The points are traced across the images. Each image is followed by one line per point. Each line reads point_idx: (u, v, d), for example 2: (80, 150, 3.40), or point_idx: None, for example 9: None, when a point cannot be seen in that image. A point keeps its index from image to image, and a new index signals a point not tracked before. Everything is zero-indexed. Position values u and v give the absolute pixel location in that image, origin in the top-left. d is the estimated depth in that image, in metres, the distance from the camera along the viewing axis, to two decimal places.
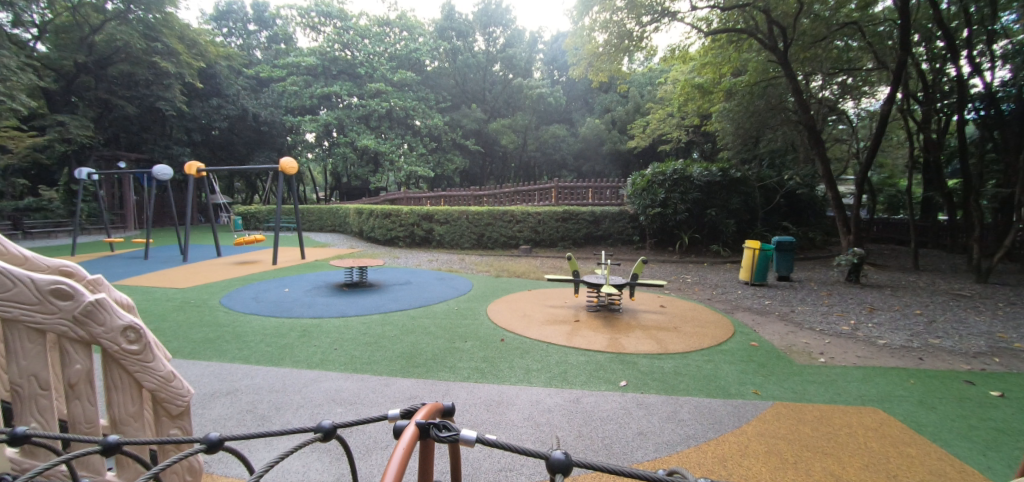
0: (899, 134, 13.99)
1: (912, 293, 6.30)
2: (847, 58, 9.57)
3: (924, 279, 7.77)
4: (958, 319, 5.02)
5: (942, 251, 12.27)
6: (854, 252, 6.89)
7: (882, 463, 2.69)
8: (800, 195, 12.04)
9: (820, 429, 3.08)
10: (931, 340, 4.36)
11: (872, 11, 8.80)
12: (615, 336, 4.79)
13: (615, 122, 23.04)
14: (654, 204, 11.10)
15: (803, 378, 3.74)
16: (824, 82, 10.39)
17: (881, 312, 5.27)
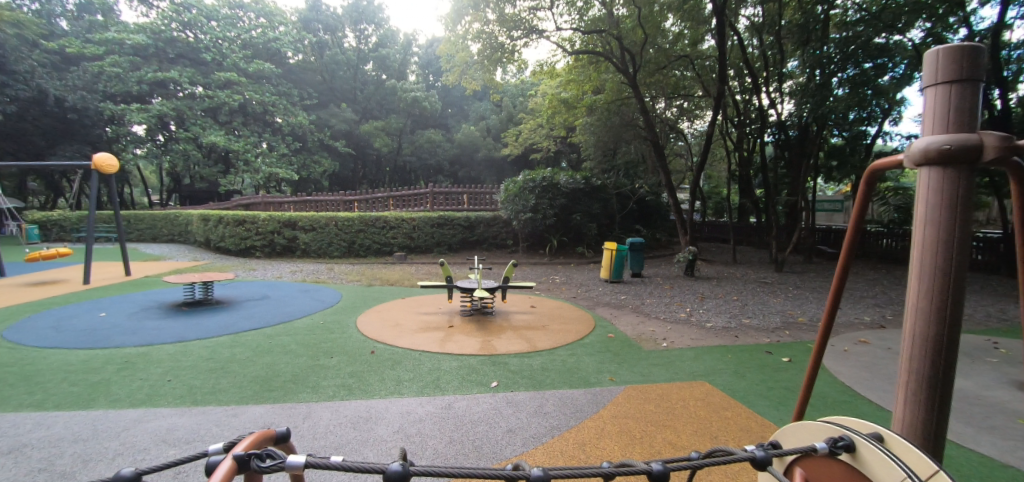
0: (721, 151, 16.89)
1: (729, 282, 7.59)
2: (683, 86, 11.27)
3: (740, 271, 9.43)
4: (761, 301, 6.18)
5: (754, 247, 15.01)
6: (688, 250, 8.06)
7: (707, 427, 3.13)
8: (649, 201, 13.71)
9: (661, 405, 3.48)
10: (741, 320, 5.29)
11: (701, 48, 10.38)
12: (488, 338, 4.86)
13: (489, 130, 23.85)
14: (526, 210, 11.58)
15: (650, 362, 4.21)
16: (667, 104, 12.08)
17: (708, 299, 6.23)
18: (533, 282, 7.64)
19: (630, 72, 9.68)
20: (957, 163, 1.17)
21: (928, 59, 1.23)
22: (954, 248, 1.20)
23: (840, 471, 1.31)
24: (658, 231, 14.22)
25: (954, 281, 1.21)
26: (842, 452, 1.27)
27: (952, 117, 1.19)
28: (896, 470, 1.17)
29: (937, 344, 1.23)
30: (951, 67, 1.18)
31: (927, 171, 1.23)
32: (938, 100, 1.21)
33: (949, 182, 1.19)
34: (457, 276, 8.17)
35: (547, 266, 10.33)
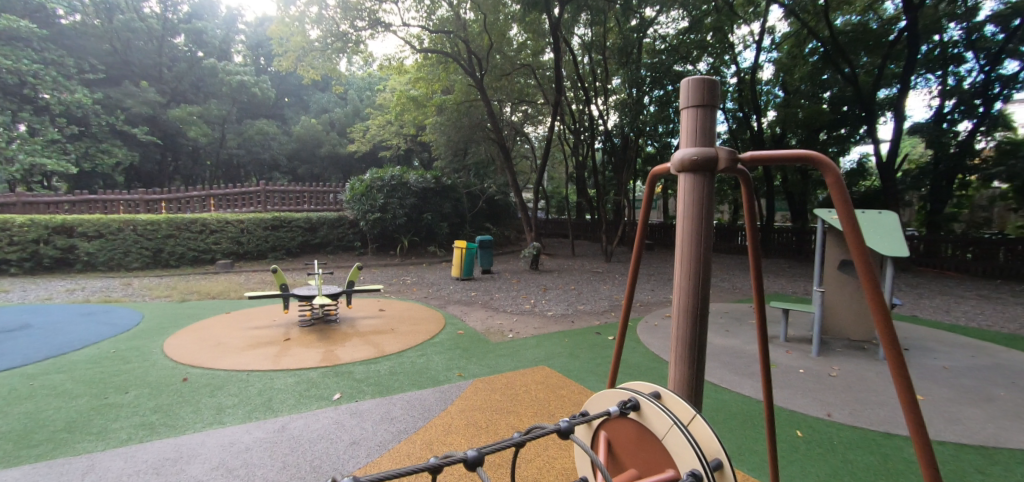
0: (559, 154, 18.85)
1: (568, 274, 8.47)
2: (526, 93, 12.17)
3: (578, 263, 10.59)
4: (593, 288, 7.03)
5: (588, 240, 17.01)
6: (532, 246, 8.74)
7: (545, 408, 3.42)
8: (498, 200, 14.09)
9: (505, 393, 3.70)
10: (577, 306, 5.94)
11: (541, 59, 11.32)
12: (331, 348, 4.54)
13: (332, 124, 23.00)
14: (373, 210, 11.50)
15: (496, 354, 4.44)
16: (513, 108, 12.86)
17: (550, 290, 6.85)
18: (382, 285, 7.40)
19: (478, 75, 9.98)
20: (701, 170, 1.41)
21: (682, 85, 1.46)
22: (701, 240, 1.44)
23: (631, 426, 1.56)
24: (507, 228, 15.00)
25: (702, 266, 1.45)
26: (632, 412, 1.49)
27: (698, 132, 1.43)
28: (665, 420, 1.41)
29: (690, 322, 1.47)
30: (695, 93, 1.41)
31: (683, 177, 1.45)
32: (690, 119, 1.43)
33: (698, 187, 1.42)
34: (295, 284, 7.45)
35: (399, 267, 10.11)
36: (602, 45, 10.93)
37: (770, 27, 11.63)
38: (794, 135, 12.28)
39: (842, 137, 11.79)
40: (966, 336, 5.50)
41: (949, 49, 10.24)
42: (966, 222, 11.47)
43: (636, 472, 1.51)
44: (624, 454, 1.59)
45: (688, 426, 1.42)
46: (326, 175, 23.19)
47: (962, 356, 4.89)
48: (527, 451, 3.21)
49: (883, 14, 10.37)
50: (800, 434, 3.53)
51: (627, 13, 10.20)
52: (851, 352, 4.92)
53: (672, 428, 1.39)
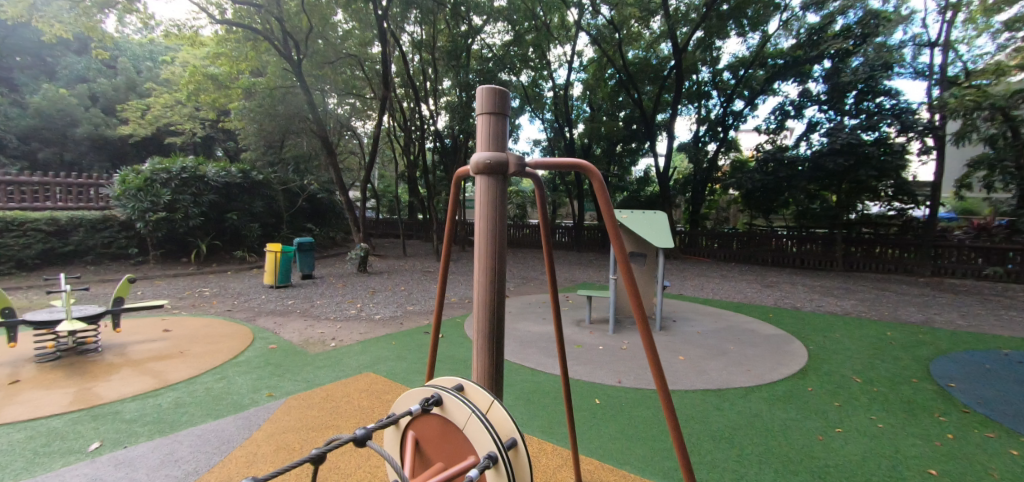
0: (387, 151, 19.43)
1: (398, 274, 8.45)
2: (351, 84, 11.97)
3: (409, 263, 10.55)
4: (423, 288, 7.14)
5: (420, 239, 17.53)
6: (360, 248, 8.45)
7: (368, 415, 3.30)
8: (320, 198, 14.00)
9: (324, 406, 3.44)
10: (406, 307, 5.94)
11: (369, 51, 11.21)
12: (88, 386, 3.61)
13: (94, 98, 18.37)
14: (156, 208, 9.71)
15: (314, 366, 4.13)
16: (339, 100, 12.60)
17: (378, 293, 6.71)
18: (167, 300, 6.17)
19: (295, 60, 9.35)
20: (494, 173, 1.50)
21: (478, 94, 1.52)
22: (495, 235, 1.54)
23: (436, 421, 1.54)
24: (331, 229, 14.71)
25: (496, 259, 1.56)
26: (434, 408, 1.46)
27: (491, 140, 1.51)
28: (464, 410, 1.42)
29: (487, 310, 1.57)
30: (487, 102, 1.49)
31: (479, 178, 1.52)
32: (484, 126, 1.51)
33: (493, 188, 1.51)
34: (24, 309, 5.67)
35: (195, 277, 8.60)
36: (432, 44, 11.06)
37: (579, 51, 13.36)
38: (599, 145, 14.19)
39: (633, 150, 14.29)
40: (707, 305, 7.30)
41: (701, 87, 13.23)
42: (714, 219, 14.93)
43: (441, 468, 1.47)
44: (431, 453, 1.55)
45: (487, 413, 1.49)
46: (86, 162, 18.16)
47: (707, 321, 6.44)
48: (351, 460, 2.97)
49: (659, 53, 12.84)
50: (598, 402, 4.17)
51: (455, 18, 10.53)
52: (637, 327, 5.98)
53: (471, 417, 1.41)
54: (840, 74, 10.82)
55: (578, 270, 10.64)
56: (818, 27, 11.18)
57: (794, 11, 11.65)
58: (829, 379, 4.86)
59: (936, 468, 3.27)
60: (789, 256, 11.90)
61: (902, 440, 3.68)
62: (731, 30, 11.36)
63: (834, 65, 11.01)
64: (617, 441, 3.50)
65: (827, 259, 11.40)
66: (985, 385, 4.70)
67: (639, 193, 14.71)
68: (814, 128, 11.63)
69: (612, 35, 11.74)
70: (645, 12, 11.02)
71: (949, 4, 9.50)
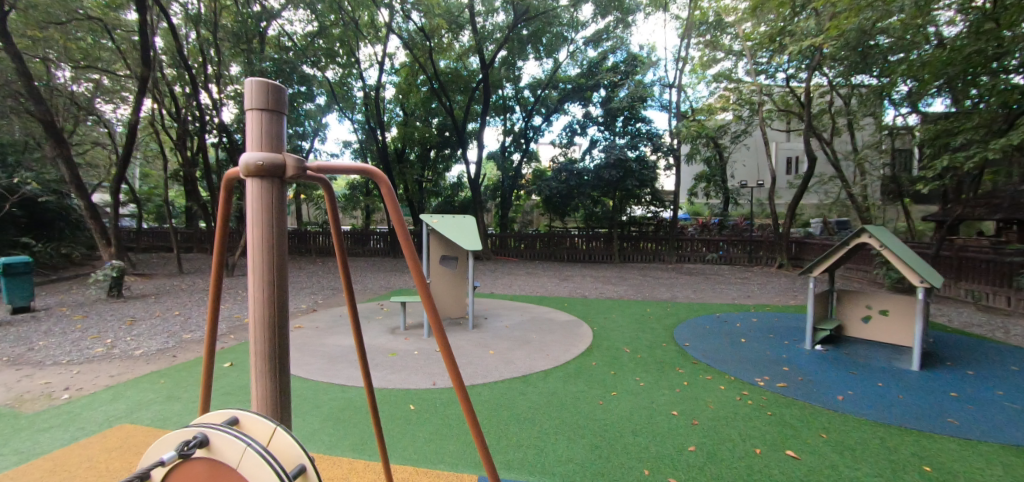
0: (155, 145, 16.12)
1: (170, 297, 7.11)
2: (88, 55, 9.65)
3: (185, 281, 8.85)
4: (204, 312, 6.16)
5: (204, 251, 15.05)
6: (112, 267, 6.82)
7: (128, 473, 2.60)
8: (44, 203, 10.86)
9: (51, 479, 2.52)
10: (180, 336, 5.03)
11: (121, 17, 9.26)
12: None
13: None
14: None
15: (33, 430, 3.12)
16: (71, 76, 10.18)
17: (139, 322, 5.52)
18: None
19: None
20: (269, 178, 1.18)
21: (242, 80, 1.18)
22: (275, 250, 1.21)
23: (199, 467, 1.11)
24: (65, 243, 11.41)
25: (280, 280, 1.23)
26: (193, 452, 1.07)
27: (263, 139, 1.19)
28: (237, 445, 1.08)
29: (269, 346, 1.23)
30: (257, 93, 1.18)
31: (249, 184, 1.17)
32: (253, 118, 1.17)
33: (269, 197, 1.18)
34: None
35: None
36: (211, 23, 9.42)
37: (390, 53, 13.12)
38: (412, 150, 14.71)
39: (446, 156, 15.13)
40: (514, 300, 8.14)
41: (505, 101, 14.39)
42: (521, 222, 16.58)
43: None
44: None
45: (267, 445, 1.17)
46: None
47: (515, 315, 7.22)
48: None
49: (468, 65, 13.49)
50: (413, 407, 4.24)
51: None
52: (452, 327, 6.29)
53: (246, 452, 1.07)
54: (611, 101, 13.29)
55: (395, 276, 10.56)
56: (595, 61, 13.55)
57: (577, 44, 13.59)
58: (606, 352, 6.00)
59: (677, 409, 4.36)
60: (581, 253, 13.93)
61: (656, 392, 4.79)
62: (529, 53, 12.70)
63: (607, 94, 13.35)
64: (431, 443, 3.63)
65: (607, 253, 13.78)
66: (703, 341, 6.44)
67: (453, 198, 15.40)
68: (595, 145, 13.95)
69: (424, 42, 11.82)
70: (453, 25, 11.43)
71: (678, 57, 12.47)
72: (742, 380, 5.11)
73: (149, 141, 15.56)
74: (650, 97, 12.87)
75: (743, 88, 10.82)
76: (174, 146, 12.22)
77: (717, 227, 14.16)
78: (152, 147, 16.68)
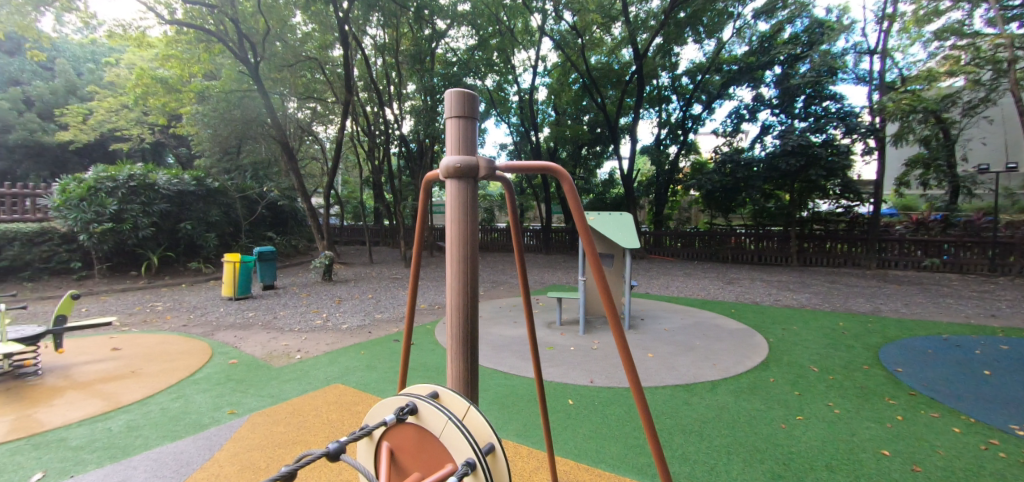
0: (354, 158, 19.54)
1: (365, 282, 8.42)
2: (313, 88, 12.13)
3: (376, 270, 10.47)
4: (392, 295, 7.11)
5: (388, 245, 17.74)
6: (326, 256, 8.37)
7: (337, 429, 3.28)
8: (282, 206, 13.79)
9: (291, 422, 3.37)
10: (373, 315, 5.87)
11: (330, 55, 11.41)
12: (27, 413, 3.34)
13: (27, 101, 17.44)
14: (101, 218, 9.13)
15: (280, 381, 3.98)
16: (298, 104, 12.69)
17: (345, 301, 6.63)
18: (115, 316, 5.79)
19: (253, 62, 9.42)
20: (466, 178, 1.39)
21: (446, 92, 1.39)
22: (470, 243, 1.42)
23: (411, 430, 1.39)
24: (295, 237, 14.44)
25: (472, 267, 1.42)
26: (406, 418, 1.34)
27: (462, 145, 1.40)
28: (440, 417, 1.31)
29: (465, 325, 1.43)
30: (457, 103, 1.38)
31: (449, 182, 1.40)
32: (453, 127, 1.39)
33: (465, 192, 1.39)
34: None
35: (146, 291, 8.14)
36: (396, 49, 10.98)
37: (543, 56, 13.61)
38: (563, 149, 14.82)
39: (598, 153, 14.94)
40: (674, 303, 7.58)
41: (661, 91, 13.83)
42: (677, 220, 15.77)
43: (418, 478, 1.34)
44: (407, 463, 1.40)
45: (463, 420, 1.40)
46: (18, 172, 17.18)
47: (675, 318, 6.70)
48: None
49: (621, 58, 13.28)
50: (571, 402, 4.17)
51: (418, 21, 10.59)
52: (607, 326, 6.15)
53: (448, 425, 1.28)
54: (789, 79, 11.70)
55: (548, 272, 10.85)
56: (768, 36, 12.04)
57: (745, 19, 12.40)
58: (788, 369, 5.10)
59: (888, 448, 3.45)
60: (748, 254, 12.67)
61: (858, 424, 3.86)
62: (688, 37, 12.02)
63: (784, 71, 11.83)
64: (591, 440, 3.51)
65: (783, 255, 12.22)
66: (927, 368, 5.04)
67: (604, 195, 15.48)
68: (767, 131, 12.46)
69: (576, 40, 11.97)
70: (606, 19, 11.34)
71: (882, 16, 10.34)
72: (991, 424, 3.81)
73: (347, 155, 18.87)
74: (842, 68, 10.95)
75: (983, 44, 8.47)
76: (367, 157, 14.64)
77: (938, 225, 11.27)
78: (349, 160, 20.23)
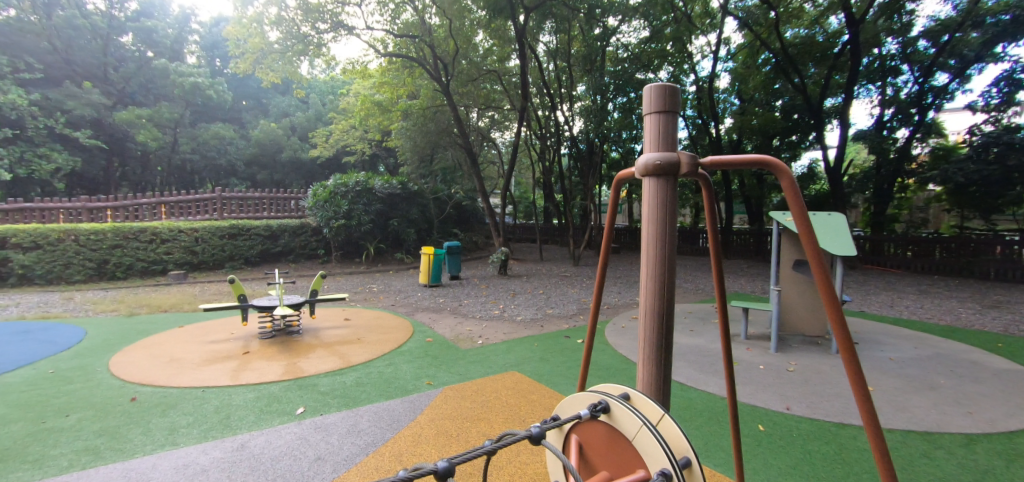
0: (527, 161, 20.81)
1: (535, 278, 8.85)
2: (492, 99, 13.42)
3: (545, 267, 10.98)
4: (561, 293, 7.30)
5: (556, 244, 18.38)
6: (501, 252, 9.08)
7: (515, 414, 3.42)
8: (465, 205, 15.04)
9: (476, 400, 3.67)
10: (545, 310, 6.08)
11: (507, 67, 12.29)
12: (294, 361, 4.40)
13: (294, 129, 23.28)
14: (337, 216, 11.74)
15: (466, 361, 4.40)
16: (479, 114, 14.07)
17: (519, 295, 7.05)
18: (348, 293, 7.27)
19: (444, 79, 10.83)
20: (665, 174, 1.46)
21: (647, 92, 1.51)
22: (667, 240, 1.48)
23: (603, 430, 1.44)
24: (474, 234, 15.68)
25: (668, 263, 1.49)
26: (600, 416, 1.39)
27: (661, 141, 1.49)
28: (635, 421, 1.32)
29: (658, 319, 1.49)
30: (657, 101, 1.48)
31: (647, 179, 1.51)
32: (654, 124, 1.50)
33: (663, 188, 1.47)
34: (254, 294, 7.16)
35: (365, 275, 10.01)
36: (567, 52, 11.30)
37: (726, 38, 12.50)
38: (750, 140, 13.17)
39: (793, 142, 13.14)
40: (904, 328, 6.01)
41: (885, 62, 11.47)
42: (906, 222, 13.01)
43: (608, 477, 1.40)
44: (597, 459, 1.47)
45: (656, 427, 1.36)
46: (287, 181, 23.15)
47: (906, 347, 5.31)
48: (504, 467, 2.95)
49: (828, 27, 11.41)
50: (763, 429, 3.60)
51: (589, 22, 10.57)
52: (807, 347, 5.28)
53: (642, 429, 1.30)
54: None
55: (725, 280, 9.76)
56: None
57: None
58: None
59: None
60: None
61: None
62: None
63: None
64: (795, 476, 2.94)
65: None
66: None
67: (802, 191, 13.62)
68: None
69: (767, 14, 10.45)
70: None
71: None
72: None
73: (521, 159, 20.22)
74: None
75: None
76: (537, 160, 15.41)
77: None
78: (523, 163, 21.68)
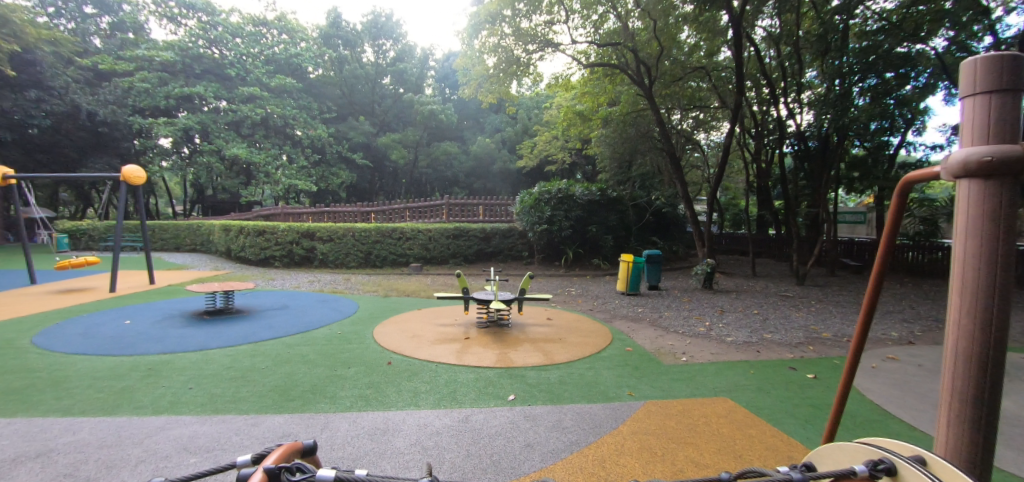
0: (738, 164, 18.62)
1: (749, 296, 7.86)
2: (699, 98, 12.57)
3: (758, 284, 9.69)
4: (783, 316, 6.25)
5: (770, 258, 16.06)
6: (707, 263, 8.35)
7: (729, 445, 3.04)
8: (665, 212, 14.50)
9: (683, 421, 3.40)
10: (762, 334, 5.30)
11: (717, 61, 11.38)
12: (504, 351, 4.88)
13: (505, 142, 25.42)
14: (541, 221, 12.59)
15: (670, 377, 4.16)
16: (683, 115, 13.25)
17: (728, 313, 6.33)
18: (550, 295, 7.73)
19: (645, 83, 10.62)
20: (998, 177, 1.09)
21: (970, 65, 1.12)
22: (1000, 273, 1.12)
23: None
24: (675, 242, 14.99)
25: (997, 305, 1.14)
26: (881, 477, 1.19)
27: (994, 132, 1.10)
28: None
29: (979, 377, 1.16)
30: (990, 78, 1.09)
31: (967, 186, 1.15)
32: (980, 110, 1.11)
33: (995, 198, 1.09)
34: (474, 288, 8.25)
35: (564, 279, 10.46)
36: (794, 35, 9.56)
37: None
38: None
39: None
40: None
41: None
42: None
43: None
44: None
45: None
46: (496, 189, 25.88)
47: None
48: None
49: None
50: None
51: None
52: None
53: None
54: None
55: None
56: None
57: None
58: None
59: None
60: None
61: None
62: None
63: None
64: None
65: None
66: None
67: None
68: None
69: None
70: None
71: None
72: None
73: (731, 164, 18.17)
74: None
75: None
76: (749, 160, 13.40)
77: None
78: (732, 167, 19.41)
